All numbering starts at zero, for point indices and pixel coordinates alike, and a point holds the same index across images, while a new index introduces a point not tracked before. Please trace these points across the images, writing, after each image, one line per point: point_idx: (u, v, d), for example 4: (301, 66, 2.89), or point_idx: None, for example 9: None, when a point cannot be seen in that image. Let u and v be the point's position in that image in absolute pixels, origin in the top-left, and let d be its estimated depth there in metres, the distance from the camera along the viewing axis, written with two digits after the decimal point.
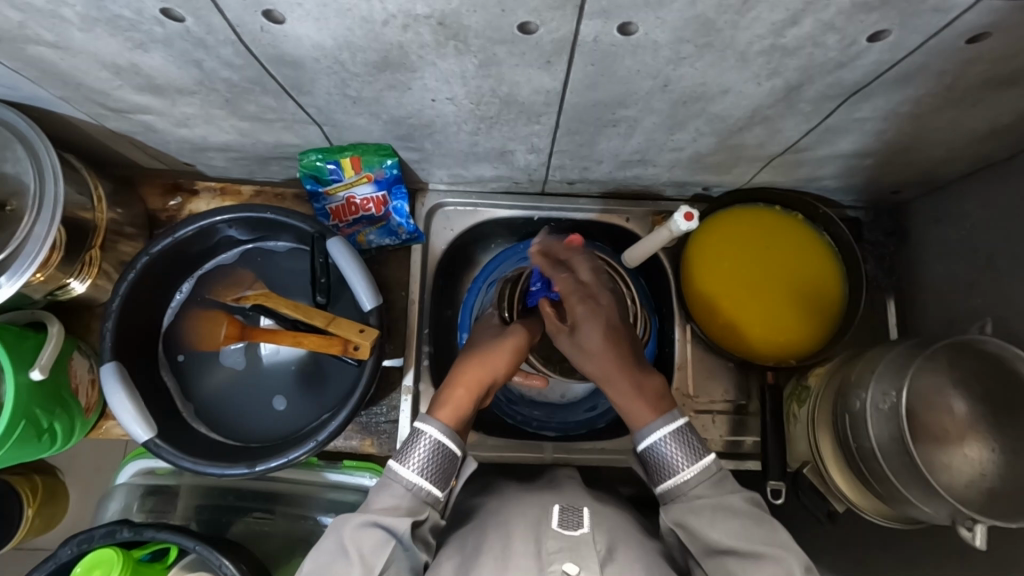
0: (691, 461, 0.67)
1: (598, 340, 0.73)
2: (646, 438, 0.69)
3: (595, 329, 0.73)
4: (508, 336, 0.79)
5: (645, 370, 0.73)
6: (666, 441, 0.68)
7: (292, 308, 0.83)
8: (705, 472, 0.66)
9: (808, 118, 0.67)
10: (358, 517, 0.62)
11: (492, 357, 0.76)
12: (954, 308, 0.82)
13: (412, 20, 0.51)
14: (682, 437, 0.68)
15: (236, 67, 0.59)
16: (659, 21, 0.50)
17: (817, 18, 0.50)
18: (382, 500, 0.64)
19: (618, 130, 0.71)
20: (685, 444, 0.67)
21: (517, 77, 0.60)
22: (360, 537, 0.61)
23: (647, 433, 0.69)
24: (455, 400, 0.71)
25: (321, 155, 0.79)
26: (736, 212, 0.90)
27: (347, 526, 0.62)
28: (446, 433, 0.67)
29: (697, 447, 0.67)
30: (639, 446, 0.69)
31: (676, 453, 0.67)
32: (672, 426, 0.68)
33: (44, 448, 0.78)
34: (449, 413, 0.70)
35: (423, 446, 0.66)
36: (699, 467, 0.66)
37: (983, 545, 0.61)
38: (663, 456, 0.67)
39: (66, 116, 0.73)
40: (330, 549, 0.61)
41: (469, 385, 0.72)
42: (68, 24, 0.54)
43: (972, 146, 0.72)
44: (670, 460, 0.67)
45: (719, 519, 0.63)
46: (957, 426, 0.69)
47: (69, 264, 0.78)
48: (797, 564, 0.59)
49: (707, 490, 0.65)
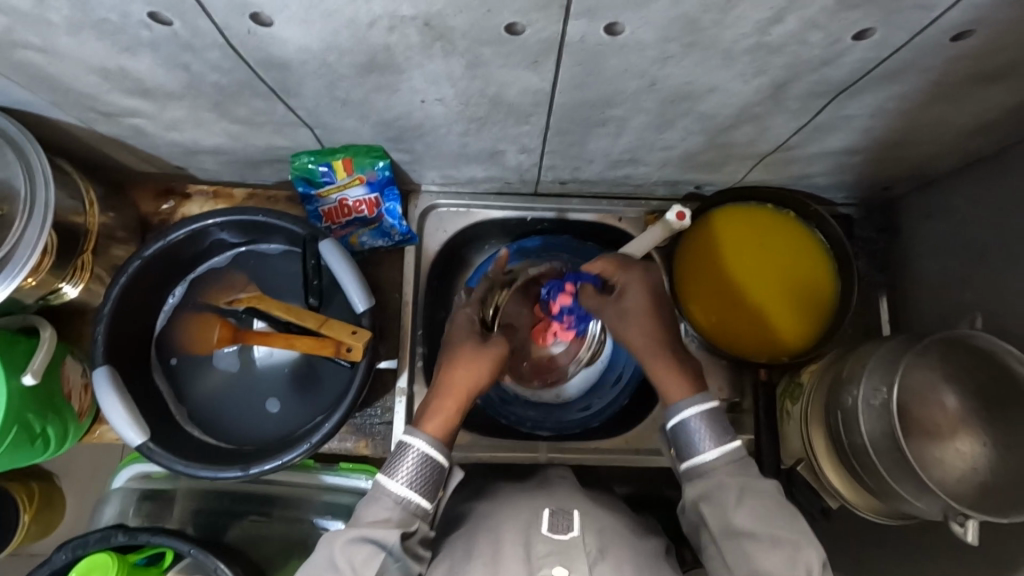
0: (716, 443, 0.66)
1: (643, 304, 0.75)
2: (676, 414, 0.68)
3: (643, 292, 0.76)
4: (486, 348, 0.77)
5: (684, 349, 0.74)
6: (696, 421, 0.66)
7: (285, 311, 0.83)
8: (731, 455, 0.65)
9: (796, 115, 0.67)
10: (348, 533, 0.62)
11: (476, 365, 0.74)
12: (946, 304, 0.82)
13: (398, 21, 0.51)
14: (712, 417, 0.67)
15: (224, 69, 0.59)
16: (644, 21, 0.50)
17: (802, 15, 0.50)
18: (372, 513, 0.63)
19: (609, 129, 0.72)
20: (714, 425, 0.66)
21: (506, 78, 0.60)
22: (351, 551, 0.61)
23: (678, 410, 0.67)
24: (444, 410, 0.70)
25: (313, 157, 0.79)
26: (727, 211, 0.90)
27: (338, 542, 0.62)
28: (433, 445, 0.67)
29: (725, 430, 0.67)
30: (668, 423, 0.68)
31: (704, 431, 0.66)
32: (707, 405, 0.67)
33: (37, 452, 0.78)
34: (437, 425, 0.69)
35: (410, 458, 0.66)
36: (726, 449, 0.65)
37: (975, 541, 0.62)
38: (690, 434, 0.66)
39: (56, 120, 0.73)
40: (320, 565, 0.61)
41: (457, 396, 0.71)
42: (55, 28, 0.54)
43: (961, 141, 0.73)
44: (696, 440, 0.66)
45: (747, 500, 0.62)
46: (949, 421, 0.70)
47: (61, 268, 0.78)
48: (814, 555, 0.59)
49: (731, 471, 0.65)
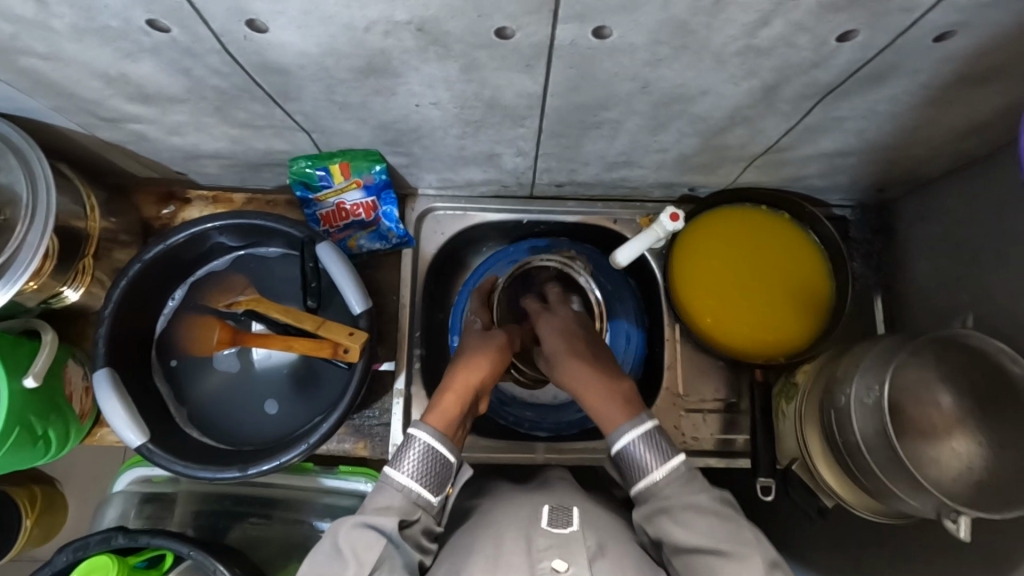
0: (658, 462, 0.67)
1: (557, 338, 0.81)
2: (618, 440, 0.69)
3: (553, 335, 0.82)
4: (487, 344, 0.81)
5: (613, 375, 0.77)
6: (635, 445, 0.68)
7: (283, 313, 0.84)
8: (673, 473, 0.67)
9: (788, 117, 0.68)
10: (356, 516, 0.63)
11: (475, 362, 0.78)
12: (940, 305, 0.83)
13: (393, 26, 0.52)
14: (652, 439, 0.68)
15: (223, 74, 0.60)
16: (633, 24, 0.51)
17: (788, 18, 0.51)
18: (378, 501, 0.65)
19: (602, 132, 0.72)
20: (655, 446, 0.68)
21: (499, 81, 0.61)
22: (355, 537, 0.61)
23: (618, 436, 0.69)
24: (447, 406, 0.72)
25: (310, 161, 0.80)
26: (723, 212, 0.91)
27: (342, 529, 0.63)
28: (439, 437, 0.69)
29: (666, 449, 0.68)
30: (612, 449, 0.70)
31: (647, 454, 0.68)
32: (638, 429, 0.69)
33: (38, 454, 0.79)
34: (439, 418, 0.71)
35: (415, 450, 0.68)
36: (668, 468, 0.67)
37: (967, 536, 0.62)
38: (633, 457, 0.68)
39: (58, 126, 0.74)
40: (325, 552, 0.62)
41: (458, 393, 0.74)
42: (58, 35, 0.55)
43: (952, 143, 0.73)
44: (641, 461, 0.68)
45: (691, 518, 0.63)
46: (944, 422, 0.70)
47: (62, 272, 0.79)
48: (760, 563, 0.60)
49: (676, 490, 0.66)
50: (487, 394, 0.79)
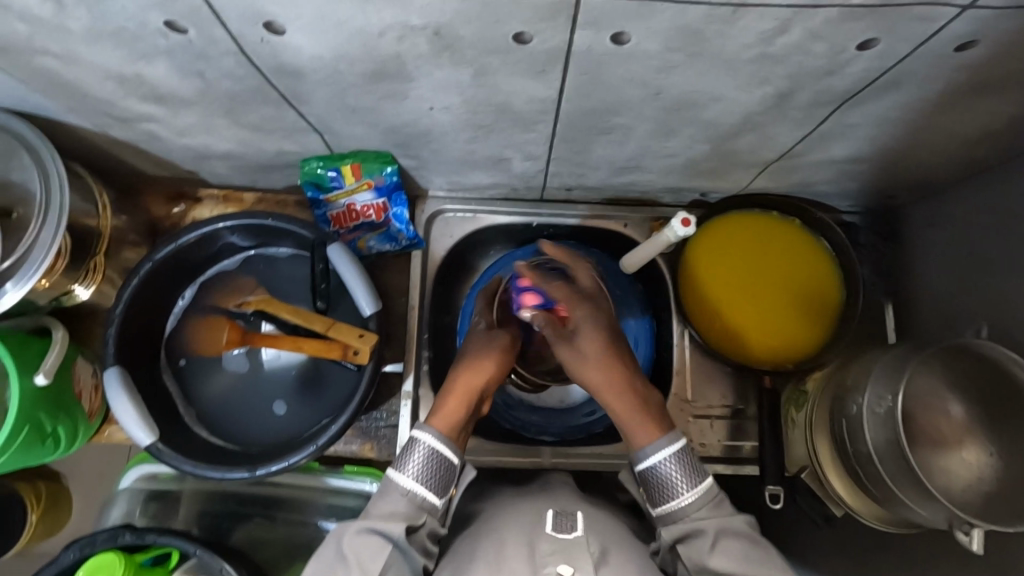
0: (690, 486, 0.66)
1: (597, 343, 0.73)
2: (643, 459, 0.68)
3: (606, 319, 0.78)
4: (493, 345, 0.80)
5: (645, 384, 0.73)
6: (666, 464, 0.67)
7: (292, 313, 0.84)
8: (704, 498, 0.66)
9: (801, 124, 0.68)
10: (357, 524, 0.64)
11: (484, 363, 0.77)
12: (950, 313, 0.82)
13: (408, 31, 0.52)
14: (683, 459, 0.67)
15: (237, 77, 0.60)
16: (650, 31, 0.51)
17: (806, 26, 0.50)
18: (381, 506, 0.65)
19: (614, 137, 0.72)
20: (685, 467, 0.67)
21: (513, 86, 0.61)
22: (359, 545, 0.62)
23: (650, 453, 0.67)
24: (452, 410, 0.71)
25: (322, 162, 0.80)
26: (734, 217, 0.91)
27: (346, 535, 0.64)
28: (443, 441, 0.68)
29: (696, 471, 0.67)
30: (639, 465, 0.68)
31: (676, 475, 0.67)
32: (672, 447, 0.67)
33: (47, 452, 0.79)
34: (444, 422, 0.70)
35: (419, 453, 0.67)
36: (699, 493, 0.66)
37: (982, 548, 0.62)
38: (664, 479, 0.67)
39: (71, 125, 0.74)
40: (329, 556, 0.63)
41: (462, 396, 0.73)
42: (73, 36, 0.55)
43: (966, 151, 0.73)
44: (670, 483, 0.66)
45: (722, 542, 0.63)
46: (954, 430, 0.69)
47: (73, 270, 0.79)
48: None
49: (708, 513, 0.66)
50: (491, 395, 0.78)
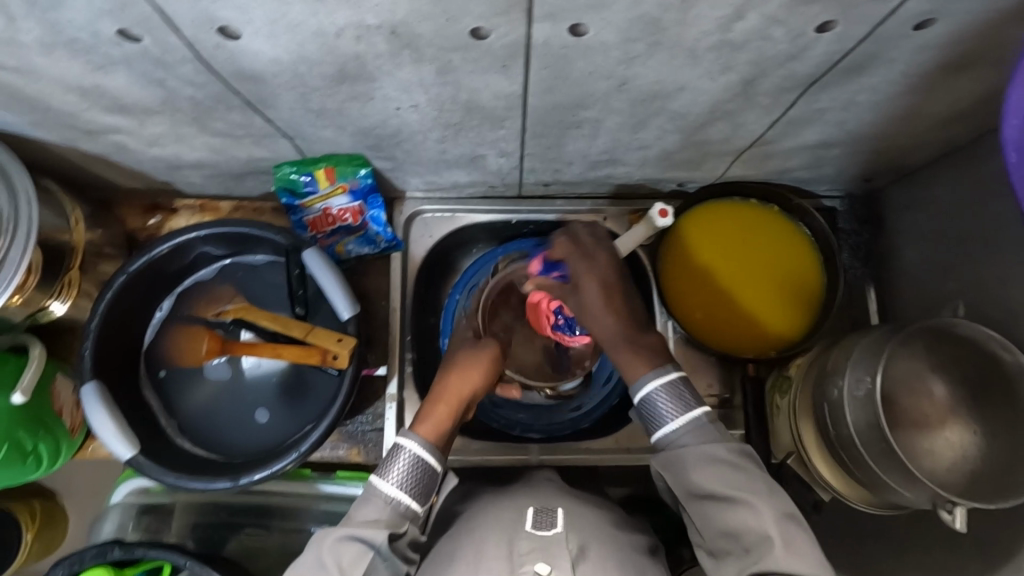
0: (680, 412, 0.67)
1: (599, 301, 0.78)
2: (642, 389, 0.69)
3: (594, 283, 0.79)
4: (480, 354, 0.81)
5: (643, 332, 0.76)
6: (659, 393, 0.68)
7: (271, 321, 0.84)
8: (693, 423, 0.67)
9: (769, 110, 0.68)
10: (339, 530, 0.62)
11: (470, 371, 0.78)
12: (931, 293, 0.82)
13: (363, 31, 0.51)
14: (675, 388, 0.68)
15: (197, 84, 0.60)
16: (606, 22, 0.51)
17: (761, 12, 0.50)
18: (364, 512, 0.64)
19: (584, 131, 0.72)
20: (677, 395, 0.68)
21: (476, 84, 0.61)
22: (340, 549, 0.61)
23: (641, 385, 0.69)
24: (437, 416, 0.72)
25: (294, 168, 0.80)
26: (713, 207, 0.90)
27: (326, 541, 0.62)
28: (426, 447, 0.68)
29: (685, 399, 0.68)
30: (634, 398, 0.70)
31: (667, 403, 0.68)
32: (666, 376, 0.69)
33: (30, 470, 0.79)
34: (428, 429, 0.71)
35: (403, 459, 0.67)
36: (689, 418, 0.67)
37: (963, 528, 0.61)
38: (655, 406, 0.68)
39: (38, 141, 0.74)
40: (308, 562, 0.61)
41: (449, 403, 0.74)
42: (26, 49, 0.54)
43: (936, 130, 0.73)
44: (661, 411, 0.68)
45: (701, 465, 0.63)
46: (938, 411, 0.69)
47: (47, 286, 0.79)
48: (770, 512, 0.59)
49: (693, 440, 0.66)
50: (478, 402, 0.79)
